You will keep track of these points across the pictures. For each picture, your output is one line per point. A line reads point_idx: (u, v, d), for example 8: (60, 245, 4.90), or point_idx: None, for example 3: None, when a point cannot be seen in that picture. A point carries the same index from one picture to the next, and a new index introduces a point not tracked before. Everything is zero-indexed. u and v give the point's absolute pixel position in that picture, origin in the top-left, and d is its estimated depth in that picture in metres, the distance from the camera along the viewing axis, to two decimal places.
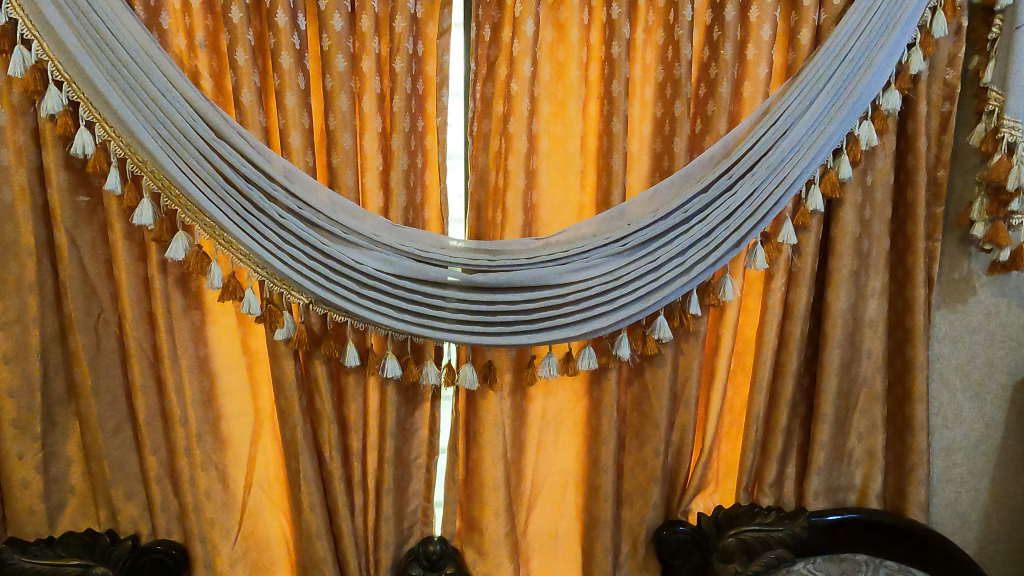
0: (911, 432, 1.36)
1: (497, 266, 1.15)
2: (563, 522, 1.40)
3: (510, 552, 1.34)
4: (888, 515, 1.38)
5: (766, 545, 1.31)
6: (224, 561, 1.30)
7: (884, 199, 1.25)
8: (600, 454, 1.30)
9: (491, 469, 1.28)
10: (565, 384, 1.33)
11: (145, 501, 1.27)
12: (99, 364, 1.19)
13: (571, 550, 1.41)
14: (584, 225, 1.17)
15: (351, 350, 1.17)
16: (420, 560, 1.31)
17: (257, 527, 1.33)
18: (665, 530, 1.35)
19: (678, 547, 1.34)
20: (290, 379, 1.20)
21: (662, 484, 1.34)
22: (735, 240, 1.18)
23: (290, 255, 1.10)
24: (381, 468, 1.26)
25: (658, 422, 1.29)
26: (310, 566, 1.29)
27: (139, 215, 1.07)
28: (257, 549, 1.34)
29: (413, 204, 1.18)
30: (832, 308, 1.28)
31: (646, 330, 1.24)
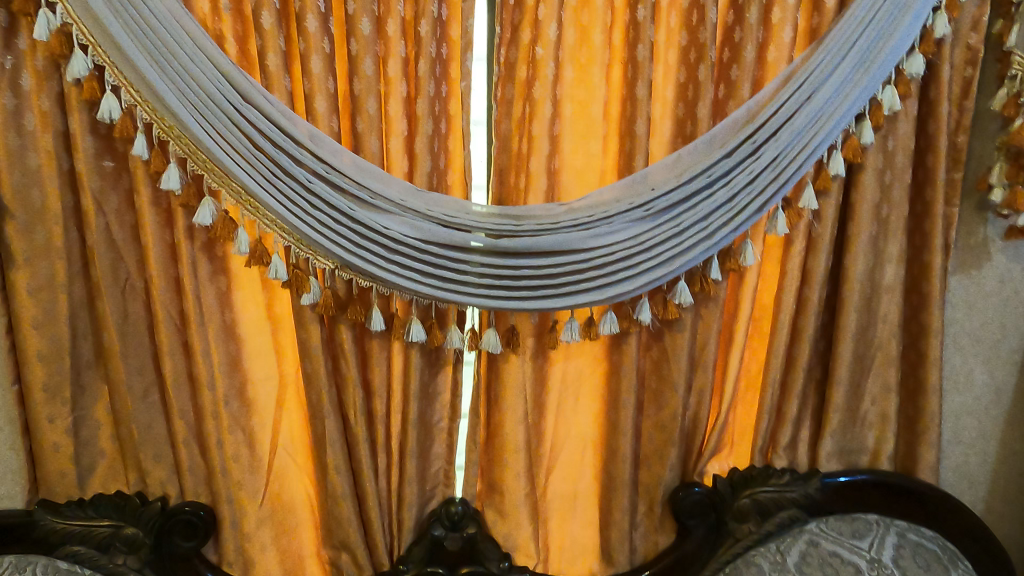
0: (923, 395, 1.38)
1: (521, 232, 1.16)
2: (581, 484, 1.43)
3: (529, 512, 1.38)
4: (899, 477, 1.42)
5: (779, 505, 1.39)
6: (251, 522, 1.33)
7: (905, 165, 1.26)
8: (619, 417, 1.32)
9: (513, 432, 1.31)
10: (585, 349, 1.34)
11: (173, 464, 1.30)
12: (126, 329, 1.20)
13: (588, 512, 1.45)
14: (608, 191, 1.18)
15: (376, 315, 1.19)
16: (442, 520, 1.36)
17: (283, 489, 1.36)
18: (683, 492, 1.38)
19: (694, 507, 1.38)
20: (316, 344, 1.21)
21: (679, 447, 1.37)
22: (757, 205, 1.19)
23: (316, 220, 1.11)
24: (405, 431, 1.29)
25: (677, 385, 1.32)
26: (336, 524, 1.34)
27: (167, 179, 1.07)
28: (283, 511, 1.37)
29: (437, 169, 1.19)
30: (850, 273, 1.30)
31: (667, 295, 1.26)
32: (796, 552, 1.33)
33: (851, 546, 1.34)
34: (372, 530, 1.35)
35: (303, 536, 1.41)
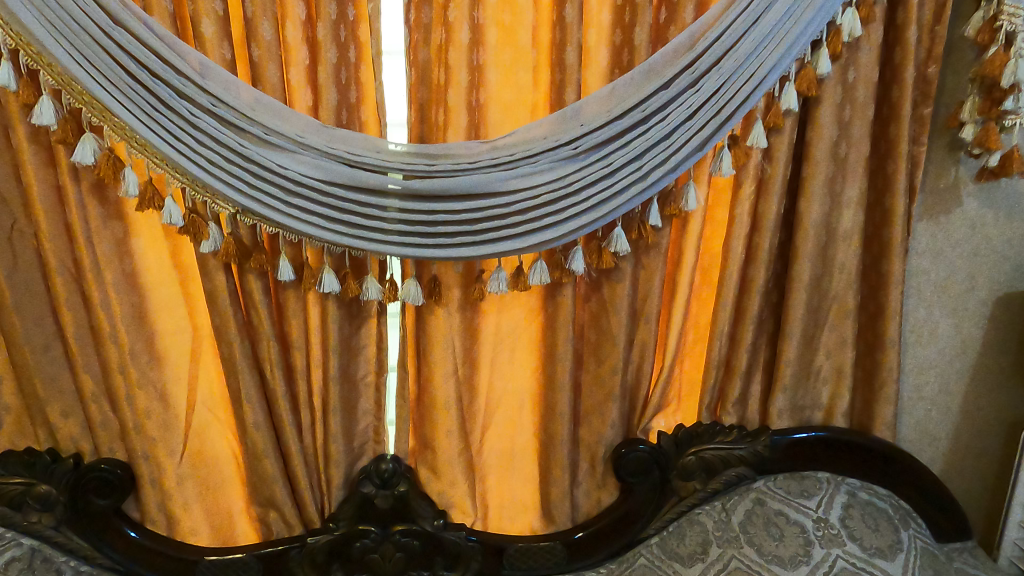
0: (881, 349, 1.29)
1: (436, 173, 1.06)
2: (519, 441, 1.36)
3: (464, 469, 1.33)
4: (856, 434, 1.35)
5: (726, 463, 1.33)
6: (171, 479, 1.29)
7: (866, 99, 1.14)
8: (555, 371, 1.25)
9: (442, 387, 1.24)
10: (519, 301, 1.26)
11: (84, 419, 1.24)
12: (17, 278, 1.13)
13: (527, 469, 1.39)
14: (534, 126, 1.07)
15: (284, 265, 1.10)
16: (372, 478, 1.31)
17: (205, 445, 1.31)
18: (624, 450, 1.33)
19: (637, 465, 1.33)
20: (223, 295, 1.14)
21: (620, 403, 1.30)
22: (698, 143, 1.08)
23: (208, 159, 1.01)
24: (326, 386, 1.22)
25: (617, 339, 1.24)
26: (259, 482, 1.29)
27: (38, 114, 0.97)
28: (207, 468, 1.32)
29: (347, 103, 1.08)
30: (804, 219, 1.20)
31: (602, 243, 1.16)
32: (741, 512, 1.30)
33: (797, 506, 1.29)
34: (298, 487, 1.31)
35: (230, 493, 1.36)
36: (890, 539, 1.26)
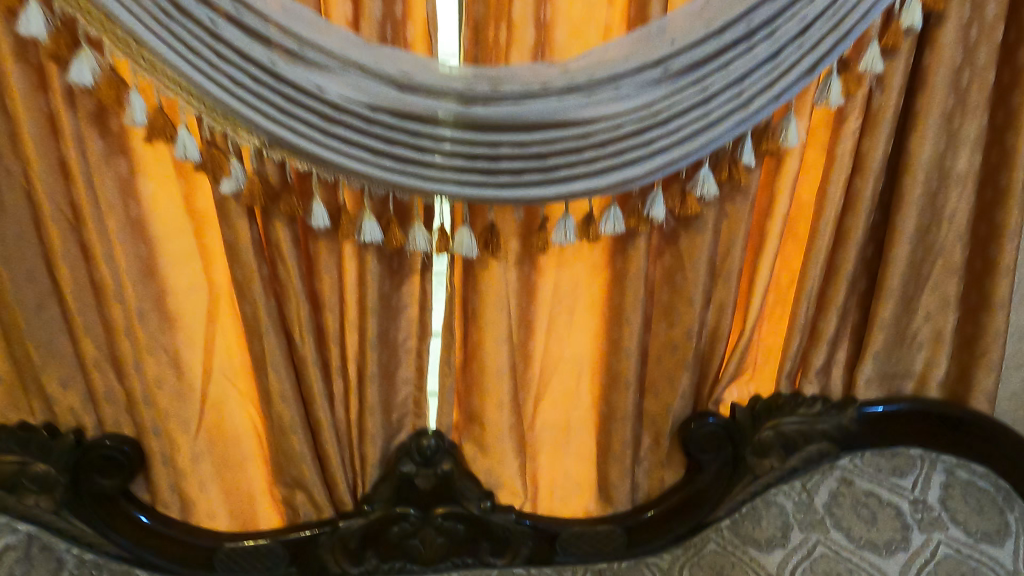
0: (987, 311, 1.14)
1: (501, 98, 0.88)
2: (575, 414, 1.22)
3: (515, 446, 1.18)
4: (949, 406, 1.20)
5: (808, 439, 1.19)
6: (185, 457, 1.14)
7: (997, 18, 0.98)
8: (622, 336, 1.10)
9: (494, 354, 1.09)
10: (581, 256, 1.09)
11: (85, 389, 1.09)
12: (5, 225, 0.96)
13: (583, 446, 1.25)
14: (615, 43, 0.89)
15: (318, 209, 0.94)
16: (412, 456, 1.16)
17: (224, 419, 1.16)
18: (694, 424, 1.18)
19: (708, 440, 1.19)
20: (245, 246, 0.97)
21: (692, 371, 1.16)
22: (807, 66, 0.92)
23: (231, 79, 0.84)
24: (363, 353, 1.07)
25: (694, 298, 1.09)
26: (285, 460, 1.15)
27: (25, 22, 0.80)
28: (226, 444, 1.17)
29: (392, 16, 0.91)
30: (915, 161, 1.04)
31: (686, 185, 1.00)
32: (825, 492, 1.18)
33: (891, 485, 1.16)
34: (329, 466, 1.16)
35: (251, 473, 1.21)
36: (997, 522, 1.13)
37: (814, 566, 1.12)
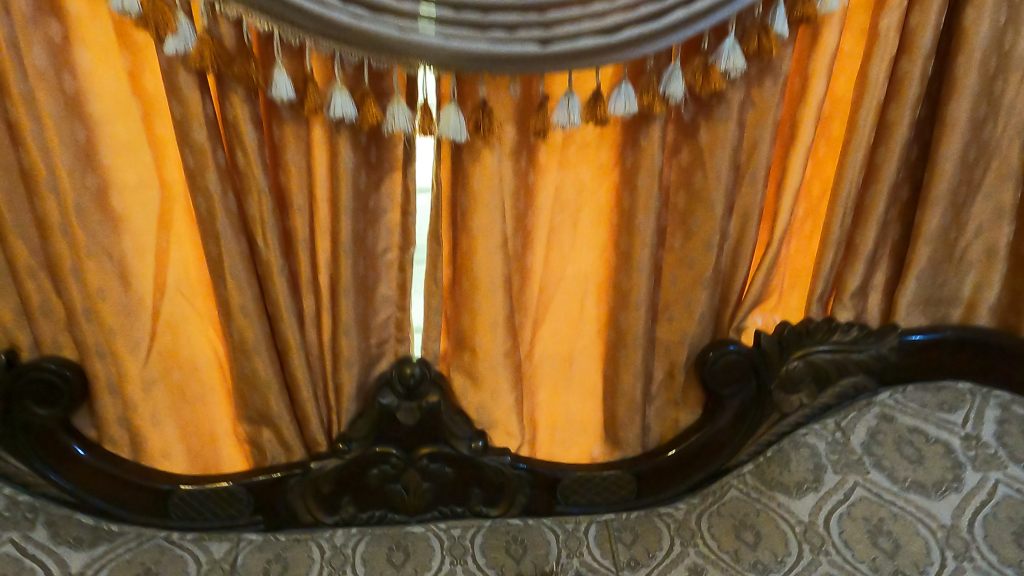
0: None
1: None
2: (579, 345, 1.08)
3: (511, 378, 1.04)
4: (1000, 335, 1.06)
5: (841, 372, 1.06)
6: (135, 386, 1.00)
7: None
8: (632, 247, 0.96)
9: (485, 264, 0.95)
10: (586, 154, 0.97)
11: (19, 303, 0.96)
12: None
13: (587, 382, 1.10)
14: None
15: (281, 79, 0.80)
16: (393, 386, 1.02)
17: (180, 343, 1.02)
18: (714, 354, 1.04)
19: (729, 372, 1.05)
20: (197, 124, 0.84)
21: (712, 291, 1.02)
22: None
23: None
24: (336, 261, 0.94)
25: (714, 202, 0.95)
26: (248, 388, 1.01)
27: None
28: (181, 372, 1.03)
29: None
30: (972, 37, 0.89)
31: (708, 59, 0.87)
32: (863, 431, 1.04)
33: (939, 423, 1.02)
34: (299, 398, 1.02)
35: (212, 409, 1.07)
36: None
37: (852, 512, 0.98)
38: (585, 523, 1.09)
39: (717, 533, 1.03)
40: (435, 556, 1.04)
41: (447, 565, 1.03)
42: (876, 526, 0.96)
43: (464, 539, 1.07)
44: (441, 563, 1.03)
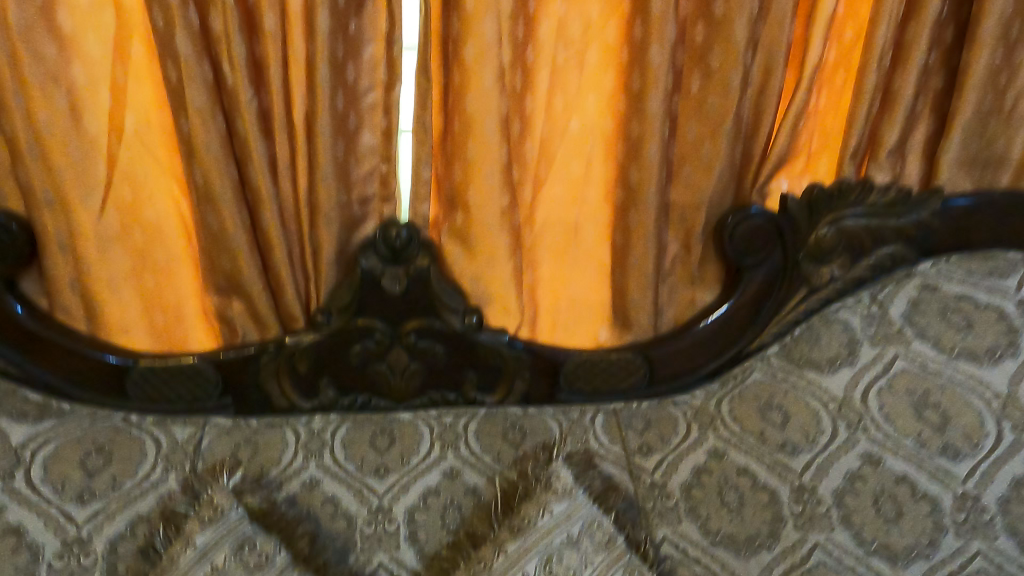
0: None
1: None
2: (585, 212, 0.97)
3: (510, 244, 0.94)
4: None
5: (876, 240, 0.94)
6: (88, 246, 0.89)
7: None
8: (645, 85, 0.85)
9: (479, 100, 0.83)
10: None
11: None
12: None
13: (594, 257, 0.99)
14: None
15: None
16: (377, 248, 0.91)
17: (139, 198, 0.90)
18: (732, 218, 0.93)
19: (751, 240, 0.94)
20: None
21: (734, 143, 0.90)
22: None
23: None
24: (311, 93, 0.82)
25: (737, 33, 0.84)
26: (214, 247, 0.90)
27: None
28: (141, 237, 0.92)
29: None
30: None
31: None
32: (903, 302, 0.92)
33: (989, 288, 0.91)
34: (272, 264, 0.91)
35: (177, 282, 0.96)
36: None
37: (894, 385, 0.87)
38: (591, 411, 0.97)
39: (739, 415, 0.92)
40: (424, 441, 0.93)
41: (437, 451, 0.92)
42: (921, 399, 0.85)
43: (456, 427, 0.95)
44: (430, 449, 0.92)
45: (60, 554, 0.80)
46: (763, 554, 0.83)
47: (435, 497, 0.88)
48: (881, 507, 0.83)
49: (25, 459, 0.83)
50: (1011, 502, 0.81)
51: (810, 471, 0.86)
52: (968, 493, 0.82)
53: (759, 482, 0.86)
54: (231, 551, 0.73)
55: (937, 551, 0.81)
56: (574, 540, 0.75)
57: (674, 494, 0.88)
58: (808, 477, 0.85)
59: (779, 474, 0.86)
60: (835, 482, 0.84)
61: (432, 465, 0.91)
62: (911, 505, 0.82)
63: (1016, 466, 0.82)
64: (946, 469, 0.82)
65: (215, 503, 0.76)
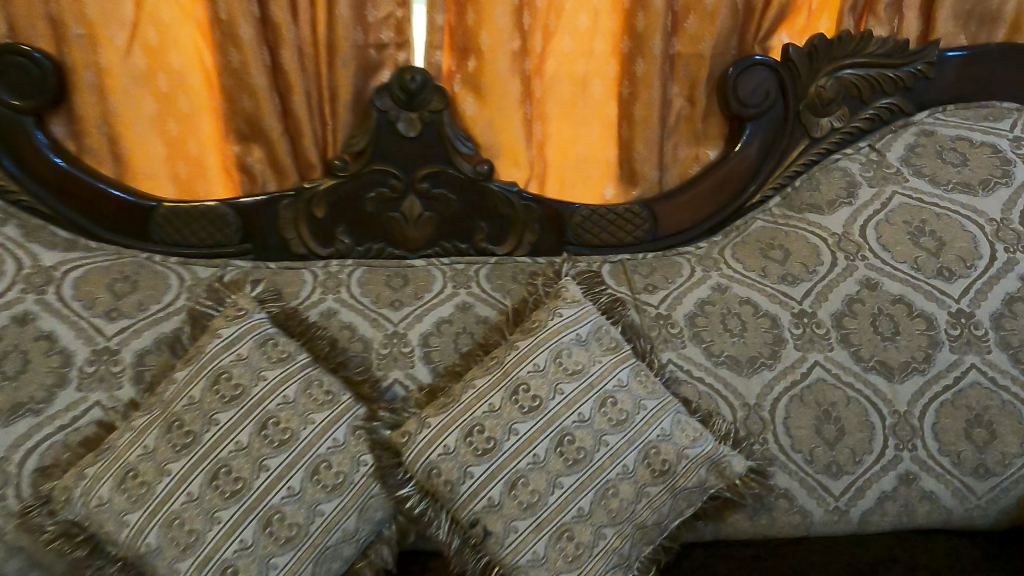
0: None
1: None
2: (593, 66, 1.00)
3: (521, 92, 0.97)
4: None
5: (874, 92, 0.97)
6: (116, 87, 0.94)
7: None
8: None
9: None
10: None
11: None
12: None
13: (601, 113, 1.02)
14: None
15: None
16: (392, 92, 0.93)
17: (163, 43, 0.94)
18: (734, 72, 0.95)
19: (755, 90, 0.96)
20: None
21: None
22: None
23: None
24: None
25: None
26: (236, 88, 0.94)
27: None
28: (164, 82, 0.95)
29: None
30: None
31: None
32: (900, 147, 0.95)
33: (984, 130, 0.95)
34: (291, 107, 0.95)
35: (200, 132, 0.99)
36: None
37: (892, 219, 0.91)
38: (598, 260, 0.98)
39: (743, 256, 0.94)
40: (437, 279, 0.96)
41: (450, 288, 0.95)
42: (918, 228, 0.89)
43: (467, 271, 0.98)
44: (444, 286, 0.95)
45: (90, 362, 0.82)
46: (764, 373, 0.86)
47: (448, 326, 0.91)
48: (879, 326, 0.86)
49: (55, 277, 0.86)
50: (1004, 318, 0.85)
51: (810, 297, 0.89)
52: (962, 311, 0.85)
53: (761, 310, 0.89)
54: (255, 345, 0.77)
55: (933, 366, 0.84)
56: (583, 341, 0.79)
57: (678, 323, 0.90)
58: (808, 303, 0.88)
59: (780, 302, 0.89)
60: (834, 305, 0.88)
61: (444, 300, 0.93)
62: (907, 324, 0.85)
63: (1010, 283, 0.86)
64: (942, 289, 0.86)
65: (239, 305, 0.80)
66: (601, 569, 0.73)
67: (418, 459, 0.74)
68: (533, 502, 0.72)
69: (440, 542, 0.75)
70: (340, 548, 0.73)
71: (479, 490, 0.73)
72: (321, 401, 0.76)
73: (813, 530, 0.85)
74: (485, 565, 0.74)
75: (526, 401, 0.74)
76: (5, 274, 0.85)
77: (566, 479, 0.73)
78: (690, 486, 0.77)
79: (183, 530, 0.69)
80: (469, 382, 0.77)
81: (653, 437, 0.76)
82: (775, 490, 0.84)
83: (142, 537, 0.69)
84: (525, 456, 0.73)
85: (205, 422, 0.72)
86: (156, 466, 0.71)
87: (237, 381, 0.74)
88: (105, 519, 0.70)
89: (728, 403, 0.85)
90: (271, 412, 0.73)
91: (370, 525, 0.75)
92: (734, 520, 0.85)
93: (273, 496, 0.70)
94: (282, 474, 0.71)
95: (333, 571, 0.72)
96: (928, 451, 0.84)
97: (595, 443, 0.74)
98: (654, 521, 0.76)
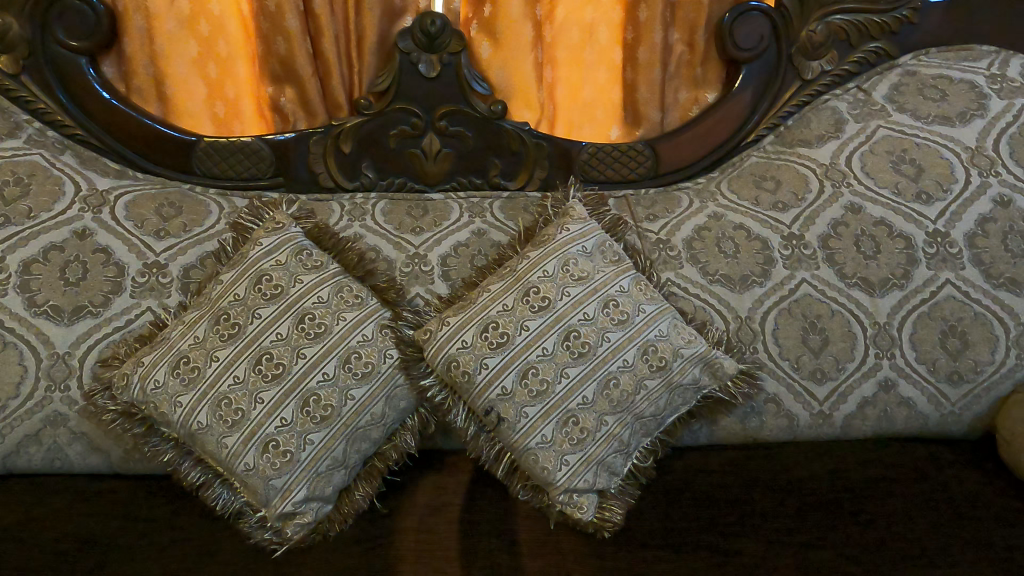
0: None
1: None
2: (600, 13, 1.08)
3: (532, 37, 1.07)
4: None
5: (863, 36, 1.03)
6: (163, 31, 1.04)
7: None
8: None
9: None
10: None
11: None
12: None
13: (607, 58, 1.10)
14: None
15: None
16: (414, 35, 1.00)
17: None
18: (730, 17, 1.02)
19: (750, 33, 1.03)
20: None
21: None
22: None
23: None
24: None
25: None
26: (272, 31, 1.03)
27: None
28: (206, 28, 1.05)
29: None
30: None
31: None
32: (885, 86, 1.03)
33: (963, 69, 1.02)
34: (322, 49, 1.04)
35: (238, 74, 1.09)
36: None
37: (875, 149, 0.98)
38: (605, 192, 1.03)
39: (737, 188, 1.00)
40: (454, 210, 1.01)
41: (466, 218, 1.00)
42: (899, 156, 0.97)
43: (482, 204, 1.02)
44: (461, 216, 1.01)
45: (142, 273, 0.90)
46: (756, 289, 0.93)
47: (464, 249, 0.97)
48: (861, 246, 0.94)
49: (109, 200, 0.94)
50: (977, 238, 0.93)
51: (799, 221, 0.96)
52: (939, 231, 0.93)
53: (753, 234, 0.96)
54: (292, 252, 0.86)
55: (911, 281, 0.92)
56: (588, 252, 0.87)
57: (677, 247, 0.96)
58: (797, 227, 0.96)
59: (771, 226, 0.96)
60: (821, 228, 0.95)
61: (460, 228, 0.99)
62: (887, 243, 0.93)
63: (982, 206, 0.94)
64: (920, 211, 0.94)
65: (276, 220, 0.89)
66: (604, 453, 0.80)
67: (439, 354, 0.83)
68: (542, 390, 0.80)
69: (459, 429, 0.85)
70: (368, 430, 0.82)
71: (494, 380, 0.81)
72: (351, 302, 0.84)
73: (799, 433, 0.93)
74: (498, 453, 0.84)
75: (536, 301, 0.83)
76: (65, 195, 0.93)
77: (573, 370, 0.81)
78: (685, 383, 0.84)
79: (230, 409, 0.78)
80: (484, 287, 0.87)
81: (652, 336, 0.83)
82: (764, 395, 0.91)
83: (194, 416, 0.78)
84: (536, 349, 0.81)
85: (249, 316, 0.81)
86: (206, 353, 0.80)
87: (277, 281, 0.84)
88: (160, 401, 0.79)
89: (721, 315, 0.92)
90: (308, 308, 0.82)
91: (396, 412, 0.84)
92: (726, 423, 0.92)
93: (311, 380, 0.79)
94: (318, 361, 0.80)
95: (364, 451, 0.82)
96: (907, 360, 0.91)
97: (598, 338, 0.82)
98: (651, 413, 0.83)
